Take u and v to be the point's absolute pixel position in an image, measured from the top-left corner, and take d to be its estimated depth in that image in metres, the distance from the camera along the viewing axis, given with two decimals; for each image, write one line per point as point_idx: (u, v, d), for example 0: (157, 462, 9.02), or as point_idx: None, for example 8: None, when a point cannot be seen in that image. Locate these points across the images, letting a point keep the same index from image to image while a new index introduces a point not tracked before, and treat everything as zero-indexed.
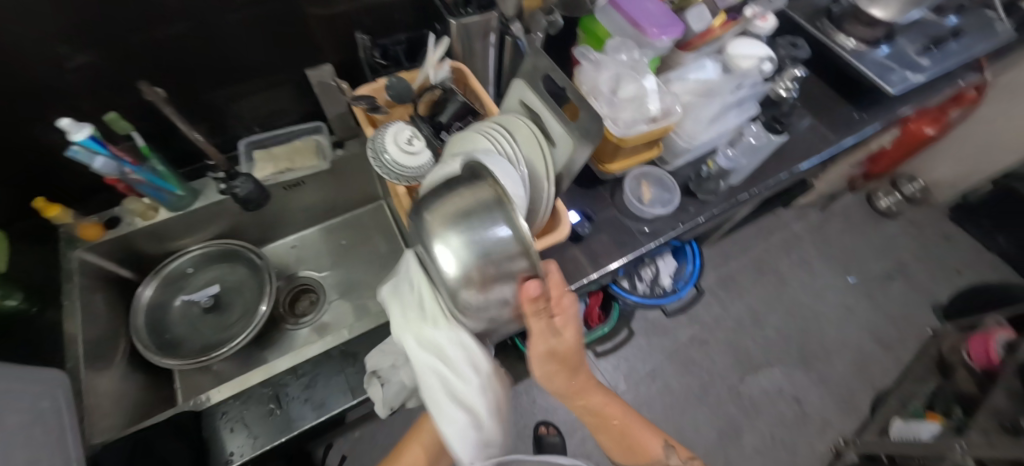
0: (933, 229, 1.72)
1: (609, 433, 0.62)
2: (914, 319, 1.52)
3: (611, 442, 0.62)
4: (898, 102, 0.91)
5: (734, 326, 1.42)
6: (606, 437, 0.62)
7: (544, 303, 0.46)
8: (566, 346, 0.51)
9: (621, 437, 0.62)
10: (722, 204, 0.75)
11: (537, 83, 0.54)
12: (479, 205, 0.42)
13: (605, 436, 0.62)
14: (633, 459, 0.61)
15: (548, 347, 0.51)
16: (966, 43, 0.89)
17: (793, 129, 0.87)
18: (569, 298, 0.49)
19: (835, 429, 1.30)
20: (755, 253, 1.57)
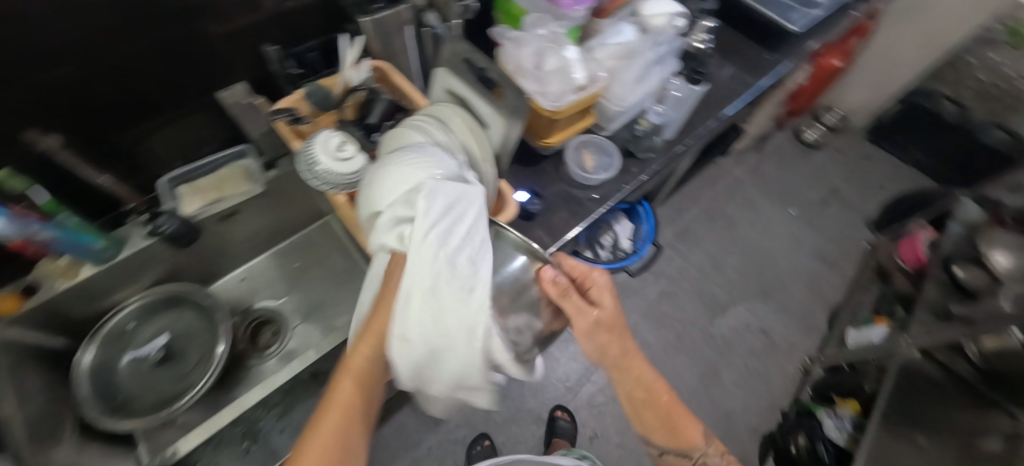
0: (856, 152, 1.87)
1: (653, 414, 0.60)
2: (851, 237, 1.65)
3: (652, 423, 0.61)
4: (803, 38, 0.98)
5: (697, 274, 1.49)
6: (648, 416, 0.60)
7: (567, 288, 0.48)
8: (608, 315, 0.53)
9: (666, 419, 0.60)
10: (661, 160, 0.79)
11: (460, 69, 0.55)
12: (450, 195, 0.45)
13: (649, 414, 0.60)
14: (675, 441, 0.60)
15: (593, 319, 0.52)
16: None
17: (715, 78, 0.91)
18: (599, 275, 0.54)
19: (800, 350, 1.40)
20: (705, 203, 1.65)
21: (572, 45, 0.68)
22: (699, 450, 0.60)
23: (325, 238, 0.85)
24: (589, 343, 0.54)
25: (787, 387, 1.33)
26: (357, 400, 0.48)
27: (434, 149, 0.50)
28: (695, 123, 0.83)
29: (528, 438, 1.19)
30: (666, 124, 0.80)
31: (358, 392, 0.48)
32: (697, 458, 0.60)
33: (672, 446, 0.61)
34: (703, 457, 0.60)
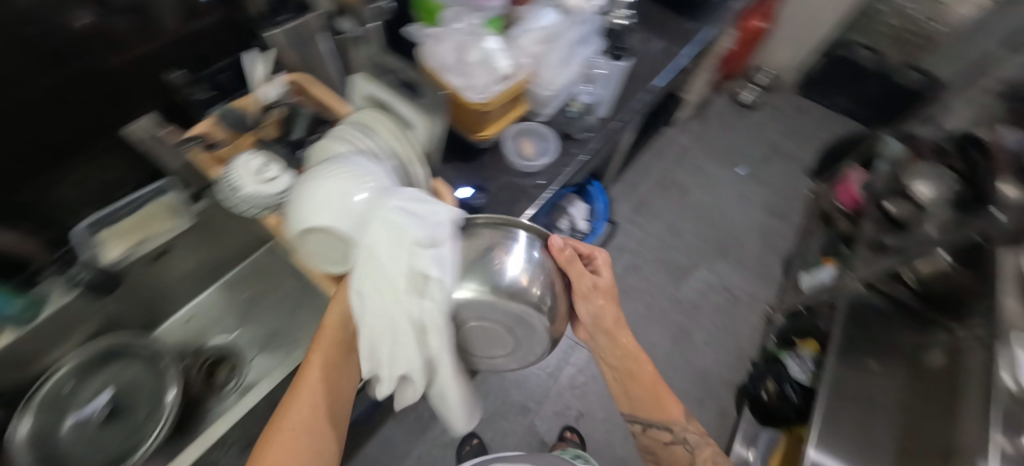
0: (789, 106, 1.96)
1: (635, 383, 0.62)
2: (795, 187, 1.73)
3: (635, 393, 0.62)
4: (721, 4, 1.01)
5: (657, 243, 1.53)
6: (631, 385, 0.62)
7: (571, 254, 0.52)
8: (605, 284, 0.57)
9: (647, 392, 0.62)
10: (599, 137, 0.80)
11: (377, 75, 0.54)
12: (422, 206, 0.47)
13: (633, 383, 0.62)
14: (650, 413, 0.62)
15: (590, 283, 0.54)
16: None
17: (642, 53, 0.93)
18: (602, 254, 0.57)
19: (762, 300, 1.46)
20: (657, 174, 1.69)
21: (493, 36, 0.69)
22: (678, 424, 0.60)
23: (272, 262, 0.81)
24: (585, 308, 0.56)
25: (754, 337, 1.39)
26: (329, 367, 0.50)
27: (360, 158, 0.49)
28: (627, 98, 0.85)
29: (516, 429, 1.20)
30: (599, 102, 0.82)
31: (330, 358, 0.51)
32: (676, 433, 0.60)
33: (651, 419, 0.62)
34: (682, 432, 0.60)
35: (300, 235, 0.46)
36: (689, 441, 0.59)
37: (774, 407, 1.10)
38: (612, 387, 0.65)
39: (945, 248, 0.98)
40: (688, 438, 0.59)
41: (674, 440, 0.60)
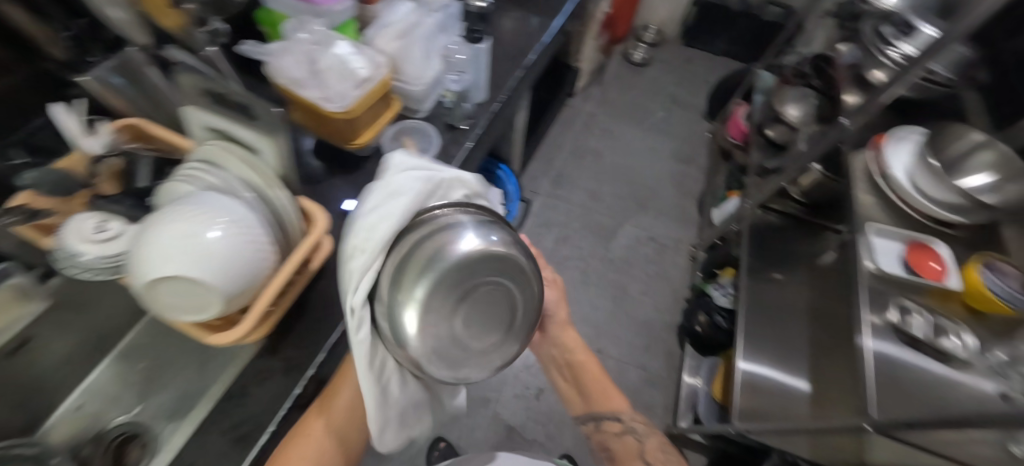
0: (677, 58, 2.07)
1: (589, 384, 0.76)
2: (696, 131, 1.84)
3: (589, 390, 0.76)
4: None
5: (582, 210, 1.58)
6: (586, 384, 0.76)
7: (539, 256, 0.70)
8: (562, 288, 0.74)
9: (599, 390, 0.76)
10: (480, 122, 0.82)
11: (209, 104, 0.50)
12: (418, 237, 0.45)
13: (587, 380, 0.75)
14: (597, 406, 0.75)
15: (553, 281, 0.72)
16: None
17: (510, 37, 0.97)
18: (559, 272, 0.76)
19: (685, 242, 1.55)
20: (569, 145, 1.74)
21: (343, 40, 0.67)
22: (627, 415, 0.74)
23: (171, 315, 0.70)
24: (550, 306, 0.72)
25: (685, 277, 1.48)
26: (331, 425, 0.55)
27: (207, 197, 0.46)
28: (500, 80, 0.90)
29: (481, 422, 1.20)
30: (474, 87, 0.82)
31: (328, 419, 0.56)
32: (625, 424, 0.74)
33: (599, 411, 0.75)
34: (629, 420, 0.74)
35: (146, 289, 0.42)
36: (635, 429, 0.74)
37: (709, 337, 1.20)
38: (567, 390, 0.78)
39: (814, 161, 1.05)
40: (637, 426, 0.74)
41: (623, 430, 0.74)
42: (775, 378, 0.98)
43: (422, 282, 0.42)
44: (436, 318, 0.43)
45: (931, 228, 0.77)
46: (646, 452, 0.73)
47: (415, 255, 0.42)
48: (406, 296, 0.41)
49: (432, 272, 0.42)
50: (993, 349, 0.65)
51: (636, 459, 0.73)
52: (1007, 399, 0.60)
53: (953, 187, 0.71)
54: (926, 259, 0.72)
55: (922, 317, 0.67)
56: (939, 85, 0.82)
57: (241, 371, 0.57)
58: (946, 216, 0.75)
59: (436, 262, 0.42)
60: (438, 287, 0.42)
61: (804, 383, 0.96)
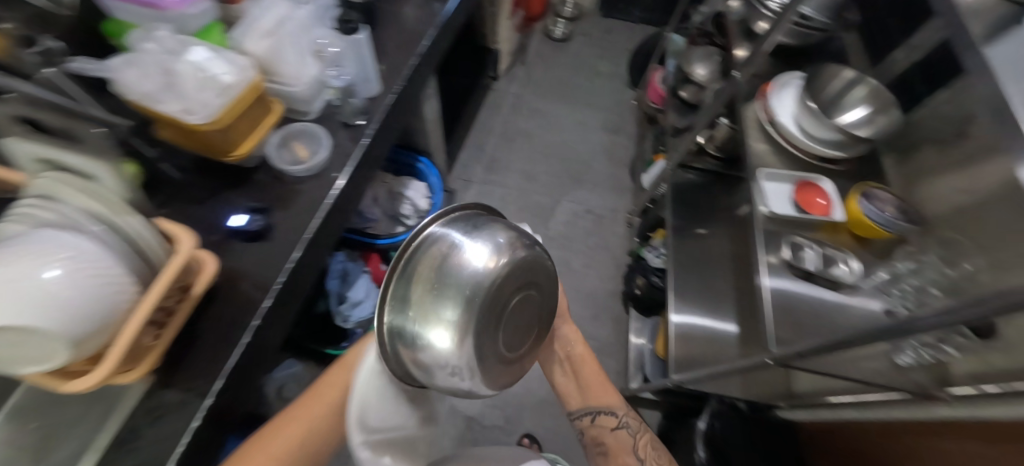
0: (597, 30, 2.08)
1: (588, 379, 0.78)
2: (622, 100, 1.86)
3: (586, 382, 0.78)
4: None
5: (518, 192, 1.58)
6: (584, 377, 0.78)
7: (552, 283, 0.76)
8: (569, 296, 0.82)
9: (597, 384, 0.78)
10: (373, 117, 0.79)
11: (29, 133, 0.45)
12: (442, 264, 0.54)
13: (586, 373, 0.79)
14: (593, 401, 0.76)
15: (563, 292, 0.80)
16: None
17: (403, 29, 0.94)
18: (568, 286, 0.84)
19: (622, 210, 1.58)
20: (499, 129, 1.72)
21: (198, 45, 0.62)
22: (622, 408, 0.75)
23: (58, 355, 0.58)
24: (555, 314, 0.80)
25: (624, 244, 1.51)
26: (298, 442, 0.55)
27: (38, 232, 0.41)
28: (393, 70, 0.87)
29: None
30: (362, 80, 0.78)
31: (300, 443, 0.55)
32: (620, 418, 0.74)
33: (596, 405, 0.75)
34: (622, 414, 0.74)
35: None
36: (629, 424, 0.74)
37: (647, 297, 1.24)
38: (563, 384, 0.79)
39: (721, 116, 1.11)
40: (631, 420, 0.74)
41: (617, 424, 0.74)
42: (706, 326, 1.05)
43: (449, 299, 0.53)
44: (464, 335, 0.53)
45: (817, 164, 0.82)
46: (638, 447, 0.72)
47: (443, 272, 0.53)
48: (435, 311, 0.52)
49: (457, 290, 0.53)
50: (875, 269, 0.70)
51: (630, 454, 0.71)
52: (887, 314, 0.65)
53: (827, 124, 0.75)
54: (815, 195, 0.76)
55: (812, 251, 0.71)
56: (812, 28, 0.87)
57: (132, 413, 0.54)
58: (829, 153, 0.79)
59: (460, 282, 0.53)
60: (467, 303, 0.53)
61: (732, 326, 1.04)
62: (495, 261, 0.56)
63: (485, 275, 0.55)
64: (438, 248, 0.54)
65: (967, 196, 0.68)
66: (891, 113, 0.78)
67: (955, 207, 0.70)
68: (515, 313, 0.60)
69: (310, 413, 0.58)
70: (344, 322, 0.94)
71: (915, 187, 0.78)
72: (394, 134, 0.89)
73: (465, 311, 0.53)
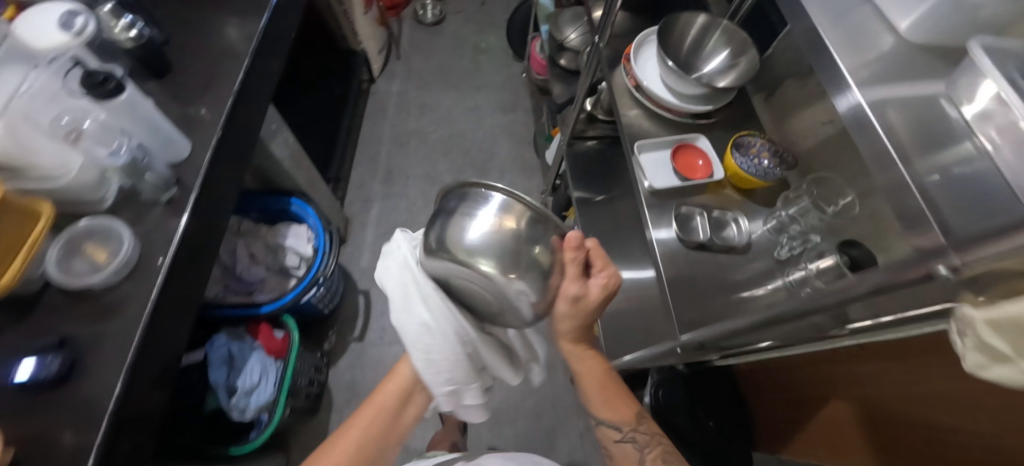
0: (472, 2, 1.87)
1: (594, 385, 0.66)
2: (513, 73, 1.72)
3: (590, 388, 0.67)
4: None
5: (422, 200, 1.44)
6: (585, 384, 0.66)
7: (580, 256, 0.53)
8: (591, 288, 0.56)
9: (604, 390, 0.67)
10: (187, 185, 0.66)
11: None
12: (459, 215, 0.48)
13: (588, 381, 0.66)
14: (602, 406, 0.67)
15: (574, 291, 0.54)
16: None
17: (211, 70, 0.79)
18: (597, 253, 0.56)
19: (535, 192, 1.49)
20: (389, 134, 1.55)
21: None
22: (629, 424, 0.65)
23: None
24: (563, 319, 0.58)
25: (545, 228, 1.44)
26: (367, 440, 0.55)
27: None
28: (207, 120, 0.73)
29: None
30: (160, 144, 0.65)
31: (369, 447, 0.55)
32: (625, 432, 0.66)
33: (605, 416, 0.67)
34: (631, 431, 0.65)
35: None
36: (643, 440, 0.64)
37: None
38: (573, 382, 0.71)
39: (600, 81, 1.09)
40: (638, 439, 0.65)
41: (623, 438, 0.65)
42: (626, 278, 1.12)
43: (448, 254, 0.47)
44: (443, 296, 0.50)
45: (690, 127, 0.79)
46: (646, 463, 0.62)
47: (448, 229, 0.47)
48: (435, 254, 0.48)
49: (458, 251, 0.46)
50: (759, 223, 0.70)
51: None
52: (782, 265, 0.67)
53: (683, 80, 0.73)
54: (695, 157, 0.74)
55: (700, 219, 0.69)
56: None
57: None
58: (699, 109, 0.76)
59: (448, 243, 0.47)
60: (450, 265, 0.47)
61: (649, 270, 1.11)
62: (481, 240, 0.46)
63: (471, 247, 0.46)
64: (472, 197, 0.48)
65: (833, 126, 0.66)
66: (748, 53, 0.74)
67: (823, 140, 0.68)
68: (494, 300, 0.49)
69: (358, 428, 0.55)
70: (243, 414, 0.84)
71: (787, 123, 0.76)
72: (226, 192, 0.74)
73: (455, 269, 0.47)
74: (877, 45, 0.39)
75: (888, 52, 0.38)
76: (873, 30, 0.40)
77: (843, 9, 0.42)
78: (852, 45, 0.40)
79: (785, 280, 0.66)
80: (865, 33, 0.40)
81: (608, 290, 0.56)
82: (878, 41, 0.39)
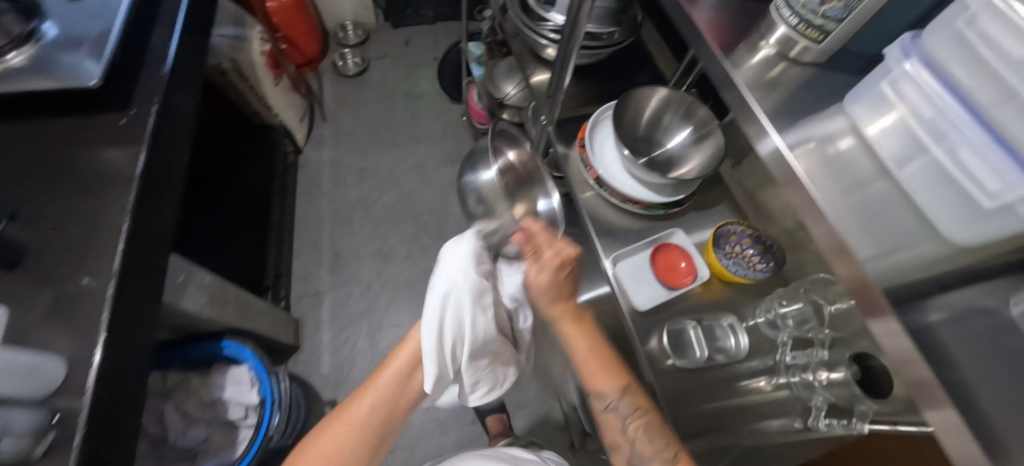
0: (395, 43, 1.72)
1: (580, 351, 0.60)
2: (454, 118, 1.58)
3: (586, 362, 0.60)
4: (136, 94, 0.74)
5: (378, 283, 1.30)
6: (575, 350, 0.60)
7: (534, 246, 0.60)
8: (549, 281, 0.59)
9: (592, 355, 0.60)
10: (73, 420, 0.53)
11: None
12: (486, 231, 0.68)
13: (577, 351, 0.60)
14: (590, 375, 0.59)
15: (535, 277, 0.59)
16: (106, 6, 0.75)
17: (81, 237, 0.63)
18: (557, 243, 0.59)
19: None
20: (328, 212, 1.39)
21: None
22: (612, 391, 0.57)
23: None
24: (547, 307, 0.61)
25: None
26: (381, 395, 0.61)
27: None
28: (86, 315, 0.58)
29: None
30: (31, 376, 0.52)
31: (380, 403, 0.61)
32: (611, 400, 0.58)
33: (590, 387, 0.60)
34: (615, 400, 0.58)
35: None
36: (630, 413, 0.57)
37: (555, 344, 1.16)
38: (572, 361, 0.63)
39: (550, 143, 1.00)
40: (622, 408, 0.57)
41: (607, 407, 0.58)
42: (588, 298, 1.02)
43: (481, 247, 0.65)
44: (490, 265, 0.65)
45: (652, 218, 0.71)
46: (632, 430, 0.56)
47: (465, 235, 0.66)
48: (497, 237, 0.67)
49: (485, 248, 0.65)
50: (751, 316, 0.67)
51: (622, 437, 0.57)
52: (776, 372, 0.64)
53: (639, 174, 0.66)
54: (677, 258, 0.68)
55: (694, 333, 0.66)
56: (597, 44, 0.74)
57: None
58: (674, 198, 0.69)
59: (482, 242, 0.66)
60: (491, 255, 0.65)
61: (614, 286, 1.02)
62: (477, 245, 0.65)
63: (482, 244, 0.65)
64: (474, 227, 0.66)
65: None
66: (713, 129, 0.68)
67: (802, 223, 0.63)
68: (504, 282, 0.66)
69: (382, 378, 0.62)
70: None
71: (759, 198, 0.70)
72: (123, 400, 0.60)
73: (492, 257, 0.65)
74: (911, 244, 0.31)
75: (923, 255, 0.31)
76: (905, 222, 0.32)
77: (854, 181, 0.33)
78: (849, 189, 0.33)
79: (789, 379, 0.62)
80: (893, 224, 0.32)
81: (566, 269, 0.59)
82: (912, 237, 0.31)
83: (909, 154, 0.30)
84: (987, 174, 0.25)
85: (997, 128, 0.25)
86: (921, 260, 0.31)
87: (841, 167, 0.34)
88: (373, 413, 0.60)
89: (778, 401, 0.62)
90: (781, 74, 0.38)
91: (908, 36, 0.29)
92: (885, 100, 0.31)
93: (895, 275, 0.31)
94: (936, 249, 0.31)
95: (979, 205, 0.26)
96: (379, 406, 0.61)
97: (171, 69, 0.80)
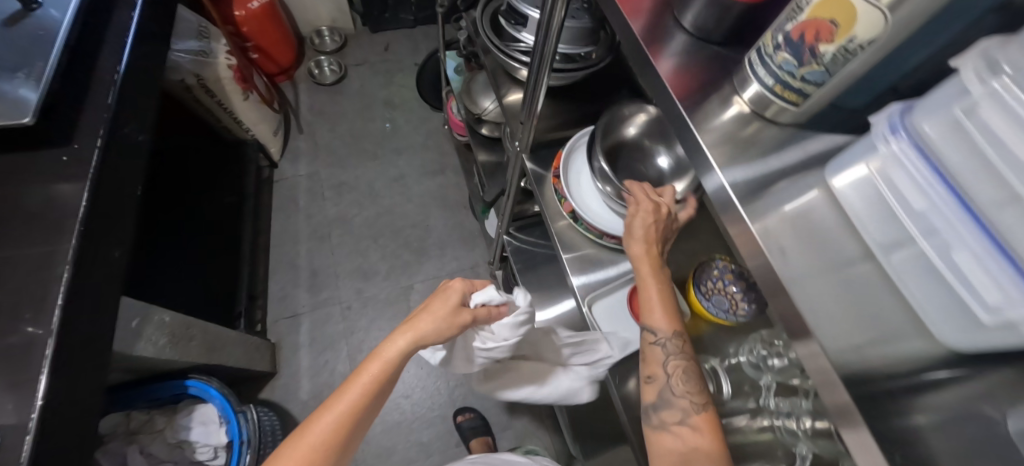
0: (374, 49, 1.66)
1: (646, 281, 0.54)
2: (434, 127, 1.53)
3: (651, 297, 0.53)
4: (79, 127, 0.69)
5: (357, 303, 1.26)
6: (643, 282, 0.54)
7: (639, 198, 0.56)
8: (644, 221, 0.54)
9: (659, 291, 0.53)
10: None
11: None
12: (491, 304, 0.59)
13: (647, 288, 0.53)
14: (651, 311, 0.52)
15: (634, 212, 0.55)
16: (43, 30, 0.70)
17: (17, 287, 0.59)
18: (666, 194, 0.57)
19: (482, 262, 1.33)
20: (305, 229, 1.34)
21: None
22: (668, 328, 0.51)
23: None
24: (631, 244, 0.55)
25: None
26: (363, 398, 0.51)
27: None
28: (23, 376, 0.54)
29: None
30: None
31: (358, 407, 0.51)
32: (663, 336, 0.51)
33: (646, 317, 0.53)
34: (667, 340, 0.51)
35: None
36: (675, 353, 0.50)
37: None
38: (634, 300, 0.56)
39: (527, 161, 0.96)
40: (669, 347, 0.50)
41: (658, 343, 0.51)
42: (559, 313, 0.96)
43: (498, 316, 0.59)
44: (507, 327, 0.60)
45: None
46: (675, 374, 0.49)
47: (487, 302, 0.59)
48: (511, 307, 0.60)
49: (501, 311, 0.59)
50: (734, 354, 0.65)
51: (660, 372, 0.50)
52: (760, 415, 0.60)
53: (614, 206, 0.62)
54: None
55: None
56: (572, 66, 0.70)
57: None
58: None
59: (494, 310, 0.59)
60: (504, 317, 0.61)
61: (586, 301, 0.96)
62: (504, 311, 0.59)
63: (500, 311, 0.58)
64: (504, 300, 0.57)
65: None
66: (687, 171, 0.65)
67: None
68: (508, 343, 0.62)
69: (358, 383, 0.51)
70: None
71: None
72: (64, 464, 0.56)
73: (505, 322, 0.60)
74: (896, 337, 0.28)
75: (911, 351, 0.28)
76: (893, 313, 0.29)
77: (835, 261, 0.30)
78: (834, 270, 0.30)
79: (773, 422, 0.57)
80: (879, 314, 0.29)
81: (660, 217, 0.55)
82: (901, 330, 0.28)
83: (899, 242, 0.26)
84: (985, 283, 0.22)
85: (997, 233, 0.21)
86: (909, 356, 0.28)
87: (821, 246, 0.31)
88: (348, 422, 0.50)
89: (763, 445, 0.58)
90: (755, 133, 0.35)
91: (896, 108, 0.26)
92: (870, 178, 0.27)
93: (871, 370, 0.28)
94: (926, 349, 0.28)
95: (977, 316, 0.23)
96: (352, 417, 0.51)
97: (119, 97, 0.75)
